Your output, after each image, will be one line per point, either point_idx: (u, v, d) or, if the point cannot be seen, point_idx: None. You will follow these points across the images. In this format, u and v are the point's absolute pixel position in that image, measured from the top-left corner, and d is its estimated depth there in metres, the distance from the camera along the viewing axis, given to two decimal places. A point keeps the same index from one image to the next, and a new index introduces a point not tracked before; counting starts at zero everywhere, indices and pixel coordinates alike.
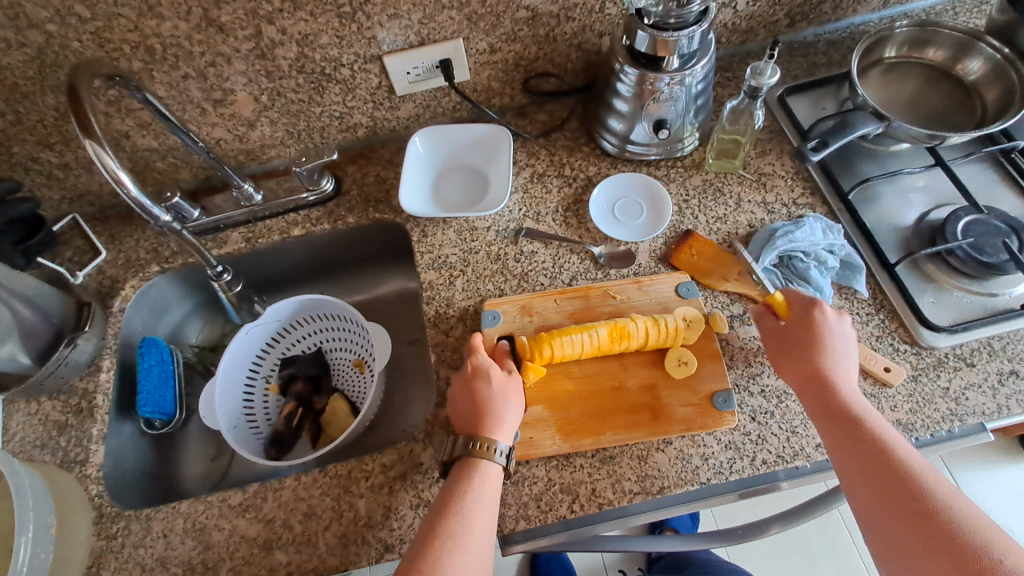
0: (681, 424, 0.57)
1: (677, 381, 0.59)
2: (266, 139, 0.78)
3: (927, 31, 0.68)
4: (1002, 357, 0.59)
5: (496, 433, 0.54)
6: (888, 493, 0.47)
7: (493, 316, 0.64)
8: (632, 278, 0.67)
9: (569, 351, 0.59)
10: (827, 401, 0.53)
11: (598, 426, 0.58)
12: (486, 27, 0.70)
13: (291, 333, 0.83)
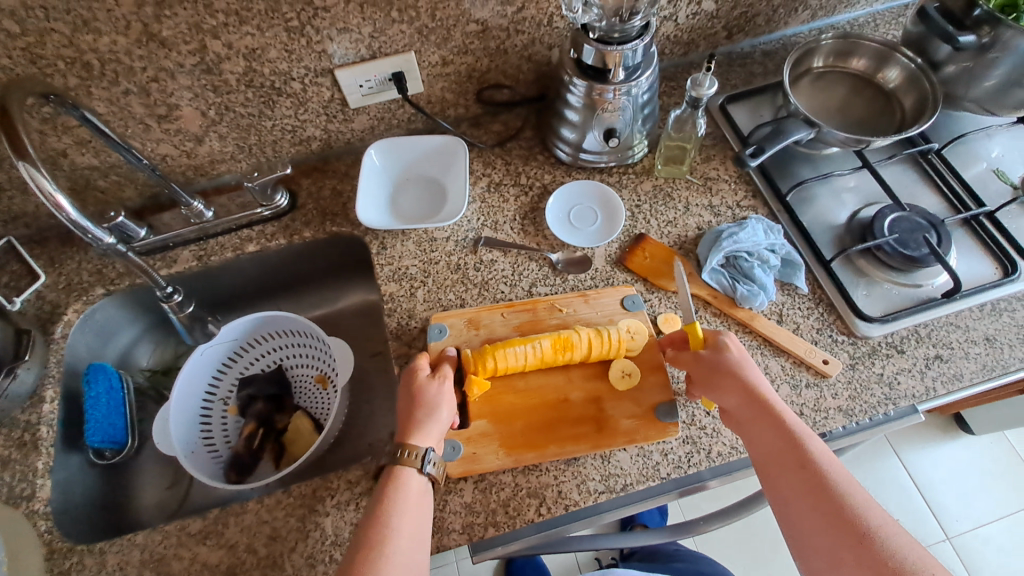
0: (624, 437, 0.59)
1: (621, 393, 0.61)
2: (215, 154, 0.77)
3: (850, 43, 0.73)
4: (928, 343, 0.64)
5: (421, 439, 0.54)
6: (823, 518, 0.47)
7: (440, 330, 0.64)
8: (578, 291, 0.68)
9: (511, 362, 0.59)
10: (757, 425, 0.54)
11: (542, 439, 0.58)
12: (438, 40, 0.71)
13: (251, 350, 0.81)
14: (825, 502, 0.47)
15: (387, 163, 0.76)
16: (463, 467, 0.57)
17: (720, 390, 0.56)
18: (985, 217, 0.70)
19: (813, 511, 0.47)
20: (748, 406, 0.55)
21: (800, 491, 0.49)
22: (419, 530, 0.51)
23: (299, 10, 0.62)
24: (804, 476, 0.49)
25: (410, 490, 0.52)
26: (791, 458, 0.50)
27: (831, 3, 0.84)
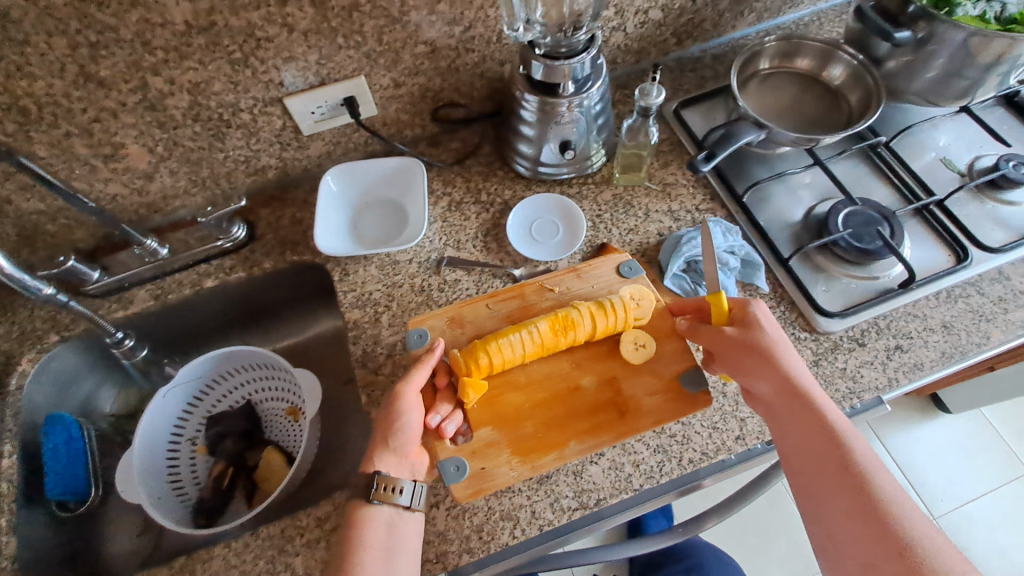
0: (650, 416, 0.59)
1: (637, 368, 0.61)
2: (168, 191, 0.75)
3: (793, 44, 0.75)
4: (888, 334, 0.65)
5: (387, 459, 0.55)
6: (862, 514, 0.47)
7: (420, 335, 0.63)
8: (569, 267, 0.68)
9: (508, 355, 0.58)
10: (795, 415, 0.53)
11: (557, 439, 0.57)
12: (387, 63, 0.70)
13: (218, 387, 0.79)
14: (860, 501, 0.48)
15: (345, 188, 0.75)
16: (473, 485, 0.55)
17: (753, 376, 0.56)
18: (936, 205, 0.71)
19: (847, 508, 0.48)
20: (784, 395, 0.54)
21: (835, 486, 0.49)
22: (391, 558, 0.52)
23: (240, 42, 0.61)
24: (842, 472, 0.49)
25: (370, 524, 0.53)
26: (830, 452, 0.51)
27: (775, 5, 0.86)
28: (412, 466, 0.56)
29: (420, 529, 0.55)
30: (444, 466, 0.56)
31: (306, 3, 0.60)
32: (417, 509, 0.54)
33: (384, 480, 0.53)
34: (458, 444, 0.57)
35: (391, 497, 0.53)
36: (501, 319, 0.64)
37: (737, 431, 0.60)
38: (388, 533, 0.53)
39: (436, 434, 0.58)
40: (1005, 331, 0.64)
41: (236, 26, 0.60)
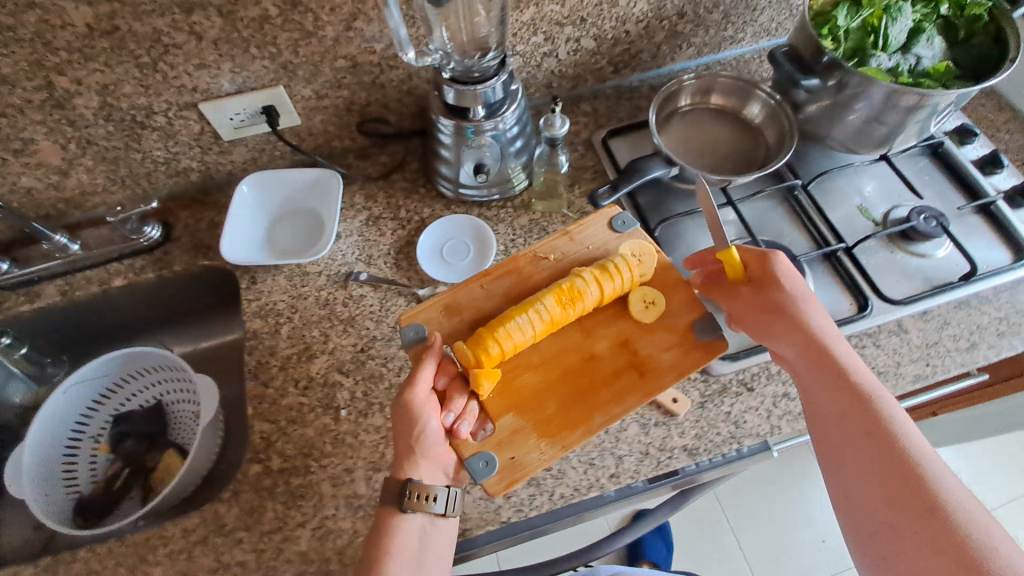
0: (670, 373, 0.60)
1: (651, 326, 0.62)
2: (85, 187, 0.75)
3: (709, 81, 0.75)
4: (778, 381, 0.65)
5: (424, 460, 0.55)
6: (890, 480, 0.49)
7: (416, 331, 0.62)
8: (561, 231, 0.68)
9: (519, 339, 0.58)
10: (821, 377, 0.56)
11: (582, 413, 0.58)
12: (306, 75, 0.70)
13: (126, 386, 0.79)
14: (886, 461, 0.50)
15: (261, 197, 0.76)
16: (505, 478, 0.55)
17: (778, 338, 0.59)
18: (844, 253, 0.71)
19: (870, 467, 0.50)
20: (810, 358, 0.57)
21: (860, 446, 0.51)
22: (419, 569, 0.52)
23: (147, 48, 0.61)
24: (865, 433, 0.51)
25: (402, 533, 0.52)
26: (856, 412, 0.53)
27: (715, 40, 0.86)
28: (443, 469, 0.56)
29: (452, 533, 0.56)
30: (472, 462, 0.55)
31: (213, 13, 0.60)
32: (452, 515, 0.54)
33: (417, 488, 0.53)
34: (481, 439, 0.57)
35: (425, 505, 0.53)
36: (500, 298, 0.63)
37: (611, 469, 0.61)
38: (421, 541, 0.53)
39: (454, 434, 0.57)
40: (893, 386, 0.65)
41: (141, 32, 0.60)
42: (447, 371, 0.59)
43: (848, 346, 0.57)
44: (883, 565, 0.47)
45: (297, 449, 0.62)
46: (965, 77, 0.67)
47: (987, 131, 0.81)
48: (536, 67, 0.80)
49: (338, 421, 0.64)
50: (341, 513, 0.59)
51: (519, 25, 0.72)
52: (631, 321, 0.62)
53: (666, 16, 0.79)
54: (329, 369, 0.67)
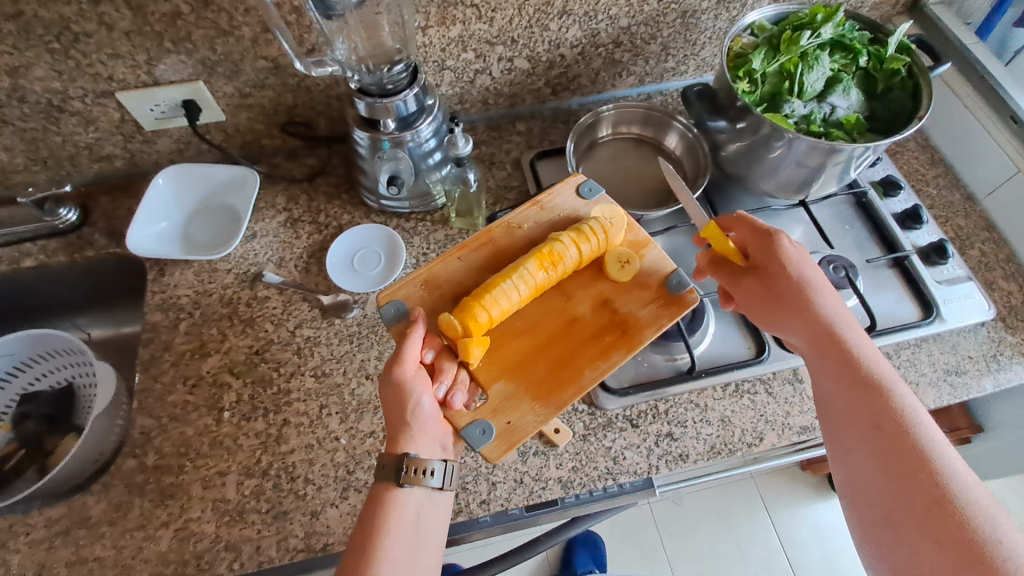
0: (651, 328, 0.62)
1: (627, 284, 0.65)
2: (4, 165, 0.75)
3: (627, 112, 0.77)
4: (664, 419, 0.65)
5: (419, 433, 0.55)
6: (896, 466, 0.50)
7: (394, 308, 0.62)
8: (530, 200, 0.71)
9: (504, 304, 0.60)
10: (831, 361, 0.56)
11: (572, 375, 0.60)
12: (227, 73, 0.70)
13: (34, 366, 0.78)
14: (891, 451, 0.50)
15: (179, 190, 0.76)
16: (504, 443, 0.57)
17: (784, 325, 0.59)
18: None
19: (874, 456, 0.51)
20: (814, 343, 0.58)
21: (868, 434, 0.52)
22: (416, 541, 0.51)
23: (56, 34, 0.61)
24: (876, 421, 0.52)
25: (400, 505, 0.52)
26: (862, 400, 0.53)
27: (656, 70, 0.86)
28: (439, 445, 0.56)
29: (444, 509, 0.56)
30: (468, 431, 0.57)
31: (122, 6, 0.60)
32: (448, 489, 0.54)
33: (415, 462, 0.52)
34: (474, 408, 0.59)
35: (423, 479, 0.52)
36: (476, 268, 0.65)
37: (482, 495, 0.61)
38: (416, 517, 0.52)
39: (447, 406, 0.58)
40: (780, 436, 0.64)
41: (48, 18, 0.59)
42: (431, 343, 0.60)
43: (857, 330, 0.57)
44: (887, 554, 0.48)
45: (175, 448, 0.62)
46: (878, 130, 0.67)
47: (915, 185, 0.81)
48: (469, 83, 0.80)
49: (220, 423, 0.64)
50: (205, 516, 0.59)
51: (447, 41, 0.72)
52: (609, 281, 0.65)
53: (601, 44, 0.79)
54: (220, 369, 0.67)
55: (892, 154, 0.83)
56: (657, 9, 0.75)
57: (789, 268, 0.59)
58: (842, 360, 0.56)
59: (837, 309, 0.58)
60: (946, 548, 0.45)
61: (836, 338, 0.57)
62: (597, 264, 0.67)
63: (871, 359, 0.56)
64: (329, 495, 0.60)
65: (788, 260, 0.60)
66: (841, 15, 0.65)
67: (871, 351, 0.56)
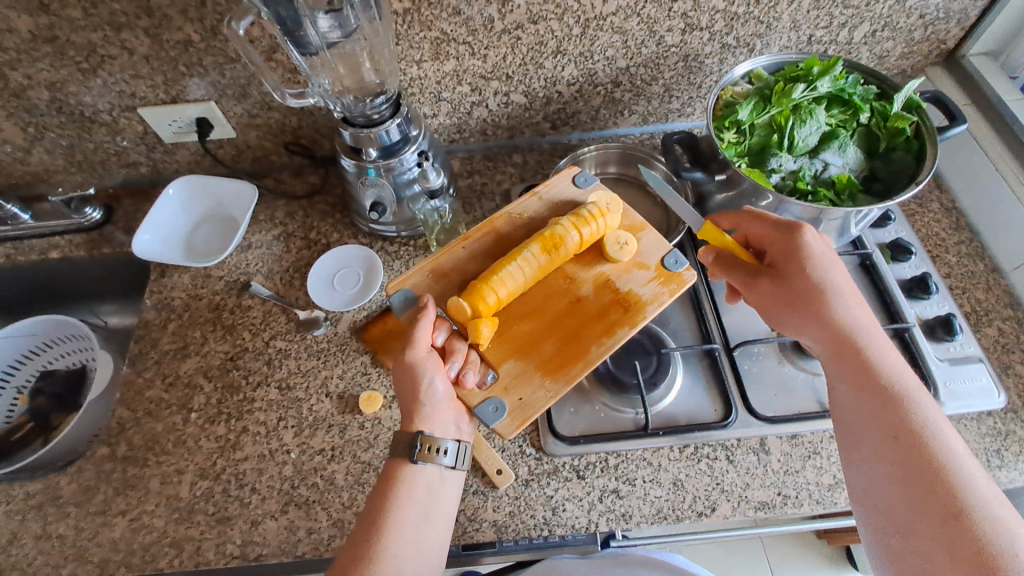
0: (651, 305, 0.65)
1: (628, 263, 0.68)
2: (47, 165, 0.83)
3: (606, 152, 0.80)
4: (612, 474, 0.62)
5: (429, 412, 0.58)
6: (905, 470, 0.47)
7: (404, 297, 0.66)
8: (531, 193, 0.74)
9: (511, 286, 0.63)
10: (845, 364, 0.53)
11: (578, 352, 0.63)
12: (236, 95, 0.75)
13: (52, 348, 0.86)
14: (902, 455, 0.47)
15: (188, 198, 0.82)
16: (517, 418, 0.60)
17: (796, 325, 0.56)
18: (724, 354, 0.68)
19: (885, 461, 0.48)
20: (829, 346, 0.54)
21: (879, 437, 0.49)
22: (425, 518, 0.54)
23: (86, 56, 0.68)
24: (887, 425, 0.49)
25: (413, 481, 0.55)
26: (875, 403, 0.50)
27: (659, 111, 0.84)
28: (452, 422, 0.60)
29: (456, 488, 0.58)
30: (481, 408, 0.59)
31: (141, 33, 0.66)
32: (459, 468, 0.57)
33: (429, 440, 0.56)
34: (486, 387, 0.61)
35: (435, 456, 0.55)
36: (480, 256, 0.69)
37: None
38: (428, 493, 0.55)
39: (460, 385, 0.61)
40: (734, 508, 0.61)
41: (79, 42, 0.66)
42: (442, 326, 0.63)
43: (874, 331, 0.54)
44: (899, 566, 0.45)
45: (143, 441, 0.67)
46: (878, 191, 0.62)
47: (932, 250, 0.74)
48: (467, 114, 0.81)
49: (186, 422, 0.67)
50: (157, 510, 0.63)
51: (441, 74, 0.73)
52: (609, 262, 0.68)
53: (600, 82, 0.78)
54: (196, 371, 0.71)
55: (909, 214, 0.77)
56: (657, 51, 0.74)
57: (807, 265, 0.55)
58: (858, 363, 0.52)
59: (854, 307, 0.54)
60: (957, 564, 0.42)
61: (851, 338, 0.53)
62: (598, 246, 0.69)
63: (889, 364, 0.52)
64: (270, 506, 0.62)
65: (807, 257, 0.55)
66: (839, 68, 0.62)
67: (890, 352, 0.53)
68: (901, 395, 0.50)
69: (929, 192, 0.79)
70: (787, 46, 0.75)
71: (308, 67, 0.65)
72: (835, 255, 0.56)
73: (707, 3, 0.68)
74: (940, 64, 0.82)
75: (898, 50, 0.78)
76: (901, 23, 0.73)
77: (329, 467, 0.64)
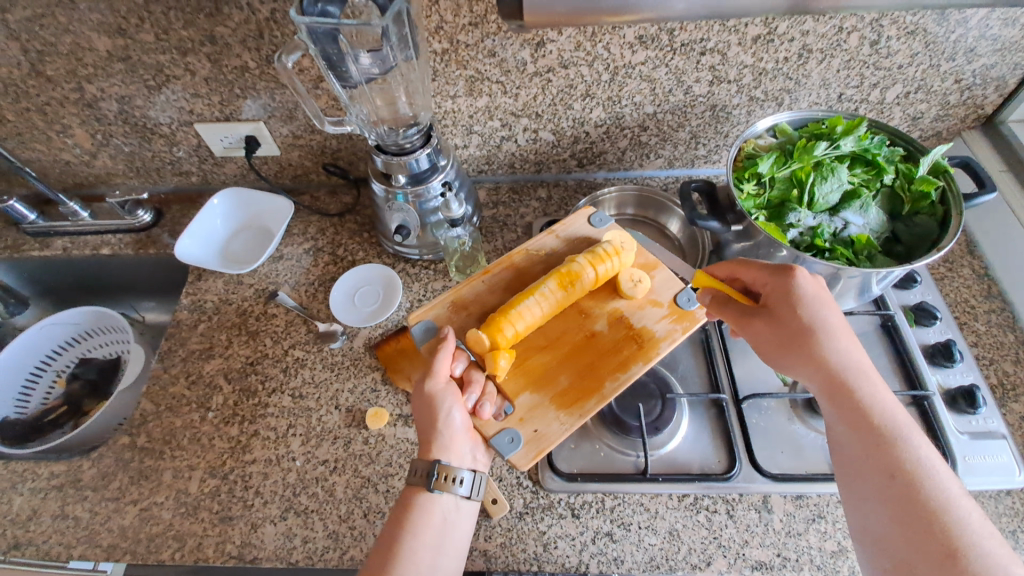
0: (664, 341, 0.66)
1: (641, 301, 0.70)
2: (109, 169, 0.91)
3: (625, 196, 0.83)
4: (607, 516, 0.61)
5: (445, 440, 0.58)
6: (902, 510, 0.46)
7: (425, 329, 0.68)
8: (547, 230, 0.77)
9: (529, 320, 0.65)
10: (840, 403, 0.52)
11: (594, 386, 0.63)
12: (283, 117, 0.80)
13: (90, 339, 0.93)
14: (898, 496, 0.46)
15: (228, 209, 0.88)
16: (533, 449, 0.60)
17: (791, 366, 0.55)
18: (732, 405, 0.67)
19: (882, 503, 0.47)
20: (823, 385, 0.53)
21: (876, 479, 0.48)
22: (439, 548, 0.53)
23: (153, 75, 0.74)
24: (882, 465, 0.48)
25: (428, 508, 0.55)
26: (870, 440, 0.49)
27: (685, 156, 0.86)
28: (468, 452, 0.60)
29: (472, 518, 0.58)
30: (497, 439, 0.60)
31: (203, 58, 0.72)
32: (474, 498, 0.57)
33: (445, 469, 0.56)
34: (502, 418, 0.62)
35: (451, 486, 0.55)
36: (499, 290, 0.71)
37: None
38: (443, 522, 0.55)
39: (477, 415, 0.62)
40: (730, 565, 0.58)
41: (148, 63, 0.73)
42: (461, 357, 0.65)
43: (868, 369, 0.53)
44: None
45: (161, 434, 0.70)
46: (899, 254, 0.62)
47: (960, 316, 0.72)
48: (496, 147, 0.84)
49: (203, 420, 0.71)
50: (166, 503, 0.65)
51: (474, 109, 0.76)
52: (624, 298, 0.70)
53: (627, 126, 0.80)
54: (217, 372, 0.74)
55: (936, 277, 0.75)
56: (684, 100, 0.75)
57: (800, 306, 0.54)
58: (851, 401, 0.51)
59: (847, 345, 0.53)
60: None
61: (843, 375, 0.52)
62: (612, 282, 0.71)
63: (883, 401, 0.51)
64: (271, 511, 0.64)
65: (800, 298, 0.54)
66: (865, 129, 0.63)
67: (883, 387, 0.52)
68: (895, 434, 0.49)
69: (960, 255, 0.78)
70: (816, 102, 0.76)
71: (348, 98, 0.69)
72: (827, 291, 0.56)
73: (735, 58, 0.69)
74: (977, 128, 0.80)
75: (932, 112, 0.77)
76: (936, 87, 0.73)
77: (330, 478, 0.65)
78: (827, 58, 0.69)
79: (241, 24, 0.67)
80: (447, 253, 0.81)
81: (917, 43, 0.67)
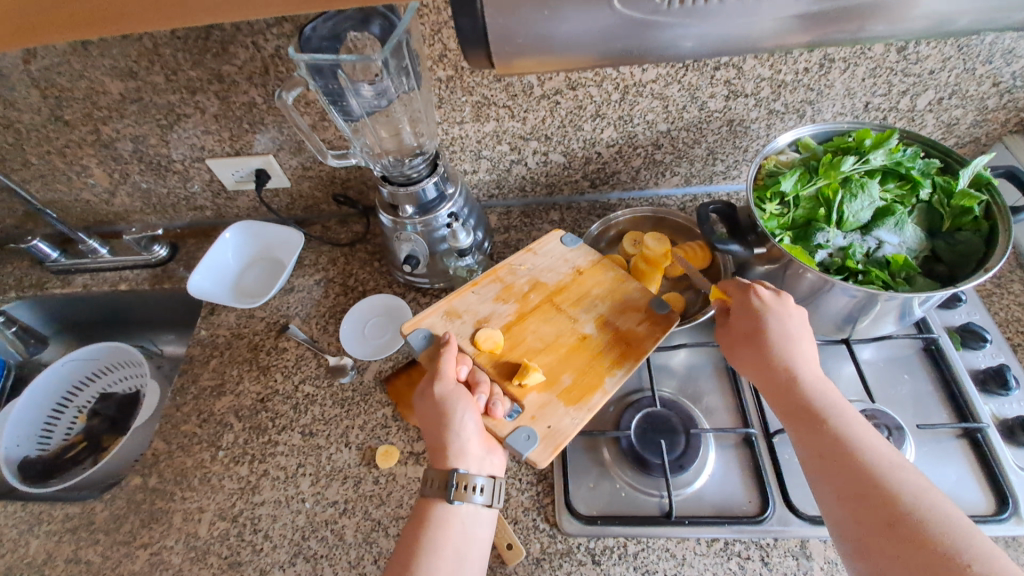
0: (649, 338, 0.65)
1: (622, 307, 0.68)
2: (127, 206, 0.93)
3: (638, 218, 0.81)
4: (631, 563, 0.57)
5: (456, 441, 0.55)
6: (850, 488, 0.46)
7: (423, 335, 0.65)
8: (525, 247, 0.75)
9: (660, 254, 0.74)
10: (788, 395, 0.53)
11: (594, 382, 0.61)
12: (291, 150, 0.81)
13: (108, 373, 0.94)
14: (853, 485, 0.45)
15: (241, 242, 0.88)
16: (550, 443, 0.56)
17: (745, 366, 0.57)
18: (762, 440, 0.63)
19: (836, 488, 0.46)
20: (774, 387, 0.54)
21: (825, 462, 0.48)
22: (458, 564, 0.51)
23: (165, 114, 0.75)
24: (830, 450, 0.48)
25: (445, 519, 0.53)
26: (813, 425, 0.50)
27: (703, 173, 0.83)
28: (487, 457, 0.57)
29: (493, 528, 0.56)
30: (512, 437, 0.56)
31: (212, 96, 0.72)
32: (495, 505, 0.55)
33: (462, 478, 0.54)
34: (514, 417, 0.58)
35: (470, 495, 0.54)
36: (490, 300, 0.69)
37: None
38: (464, 534, 0.53)
39: (488, 413, 0.58)
40: None
41: (159, 102, 0.73)
42: (466, 360, 0.62)
43: (812, 364, 0.55)
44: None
45: (172, 474, 0.69)
46: (941, 274, 0.57)
47: (1012, 337, 0.66)
48: (506, 171, 0.82)
49: (213, 460, 0.70)
50: (176, 547, 0.64)
51: (481, 135, 0.75)
52: (606, 305, 0.68)
53: (640, 145, 0.77)
54: (228, 410, 0.73)
55: (983, 295, 0.70)
56: (699, 116, 0.72)
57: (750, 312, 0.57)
58: (797, 397, 0.52)
59: (793, 345, 0.55)
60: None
61: (791, 371, 0.54)
62: (590, 294, 0.70)
63: (825, 393, 0.52)
64: (280, 556, 0.62)
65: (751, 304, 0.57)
66: (895, 141, 0.59)
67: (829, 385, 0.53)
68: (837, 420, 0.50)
69: (1008, 270, 0.72)
70: (840, 112, 0.72)
71: (351, 131, 0.69)
72: (780, 301, 0.58)
73: (752, 71, 0.66)
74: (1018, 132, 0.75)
75: (969, 118, 0.73)
76: (971, 92, 0.68)
77: (340, 521, 0.63)
78: (850, 67, 0.66)
79: (248, 61, 0.67)
80: (456, 281, 0.79)
81: (948, 48, 0.63)
